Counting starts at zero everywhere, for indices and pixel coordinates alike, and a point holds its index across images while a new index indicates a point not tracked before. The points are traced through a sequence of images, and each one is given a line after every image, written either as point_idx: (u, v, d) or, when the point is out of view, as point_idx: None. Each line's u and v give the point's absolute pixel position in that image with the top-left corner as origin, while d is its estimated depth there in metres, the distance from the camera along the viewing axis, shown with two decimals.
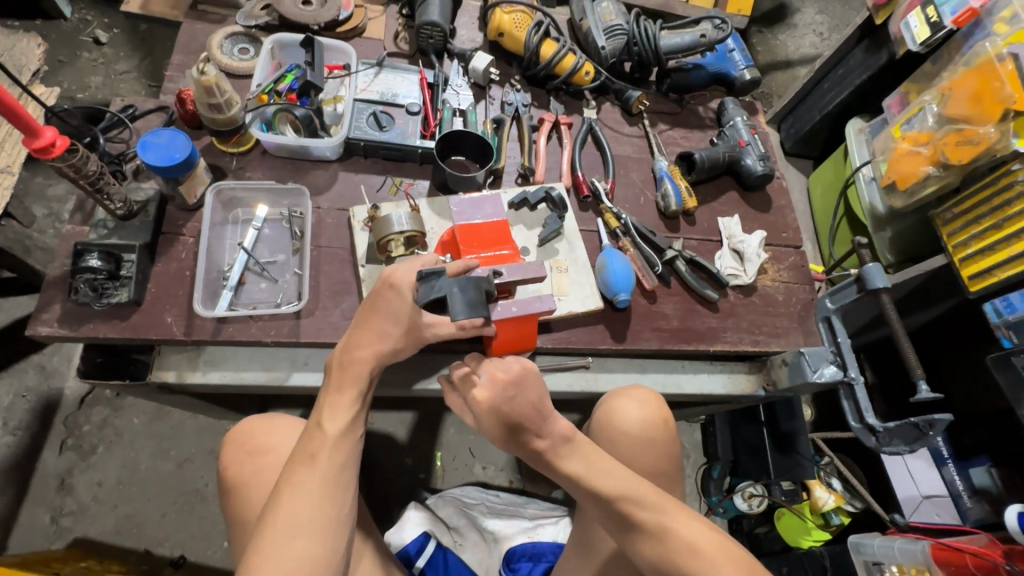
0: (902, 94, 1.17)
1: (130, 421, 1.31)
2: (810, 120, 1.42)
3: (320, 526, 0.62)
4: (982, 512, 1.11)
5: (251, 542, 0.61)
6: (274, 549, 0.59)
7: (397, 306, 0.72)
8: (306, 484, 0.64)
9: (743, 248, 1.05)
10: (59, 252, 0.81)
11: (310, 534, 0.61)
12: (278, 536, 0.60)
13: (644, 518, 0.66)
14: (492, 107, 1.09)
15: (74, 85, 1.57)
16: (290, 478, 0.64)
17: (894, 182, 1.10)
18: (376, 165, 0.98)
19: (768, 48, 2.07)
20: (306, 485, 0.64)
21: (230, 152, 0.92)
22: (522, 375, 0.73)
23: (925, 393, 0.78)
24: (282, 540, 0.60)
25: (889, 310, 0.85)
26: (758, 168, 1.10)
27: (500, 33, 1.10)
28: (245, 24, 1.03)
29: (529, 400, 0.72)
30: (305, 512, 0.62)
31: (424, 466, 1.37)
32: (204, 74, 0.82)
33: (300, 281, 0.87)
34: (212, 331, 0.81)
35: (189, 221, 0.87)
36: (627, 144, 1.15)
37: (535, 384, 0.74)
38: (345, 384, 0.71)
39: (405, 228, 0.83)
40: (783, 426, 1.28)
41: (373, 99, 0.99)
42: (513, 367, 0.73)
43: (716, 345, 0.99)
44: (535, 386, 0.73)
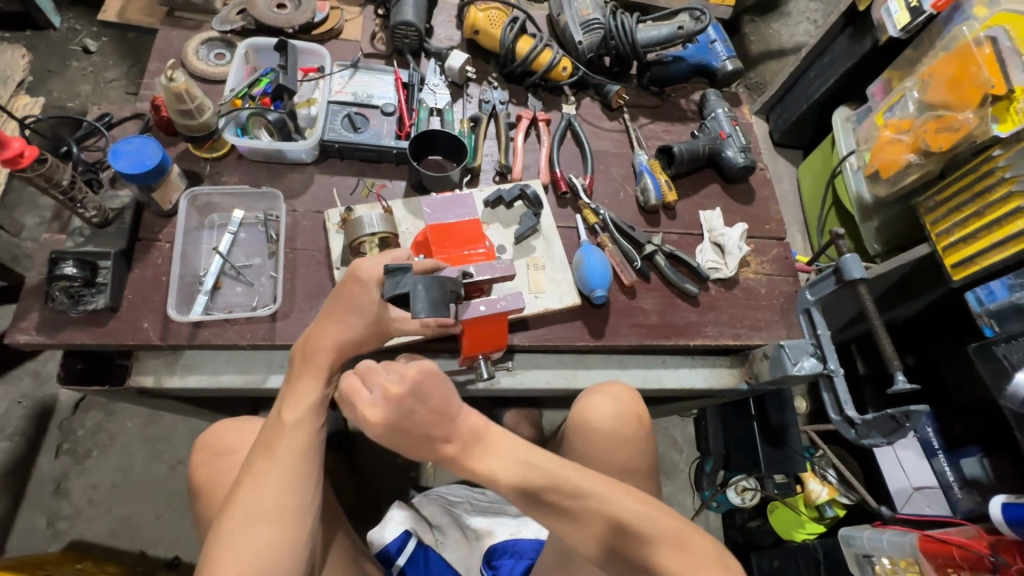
0: (885, 82, 1.16)
1: (123, 425, 1.32)
2: (797, 110, 1.40)
3: (280, 514, 0.63)
4: (972, 503, 1.10)
5: (213, 533, 0.63)
6: (234, 539, 0.61)
7: (361, 298, 0.71)
8: (266, 474, 0.65)
9: (723, 242, 1.05)
10: (36, 261, 0.82)
11: (270, 522, 0.63)
12: (237, 526, 0.62)
13: (577, 508, 0.66)
14: (469, 105, 1.09)
15: (64, 93, 1.59)
16: (251, 469, 0.65)
17: (877, 171, 1.09)
18: (352, 167, 0.98)
19: (760, 38, 2.05)
20: (265, 474, 0.65)
21: (205, 157, 0.93)
22: (427, 377, 0.69)
23: (902, 384, 0.78)
24: (242, 528, 0.62)
25: (866, 301, 0.84)
26: (739, 160, 1.09)
27: (475, 30, 1.09)
28: (220, 29, 1.03)
29: (429, 407, 0.68)
30: (264, 501, 0.63)
31: (415, 464, 1.38)
32: (173, 81, 0.83)
33: (276, 284, 0.88)
34: (188, 335, 0.81)
35: (165, 227, 0.87)
36: (606, 139, 1.14)
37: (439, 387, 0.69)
38: (305, 373, 0.71)
39: (376, 229, 0.84)
40: (772, 419, 1.25)
41: (348, 101, 0.99)
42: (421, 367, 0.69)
43: (697, 340, 0.98)
44: (438, 388, 0.69)
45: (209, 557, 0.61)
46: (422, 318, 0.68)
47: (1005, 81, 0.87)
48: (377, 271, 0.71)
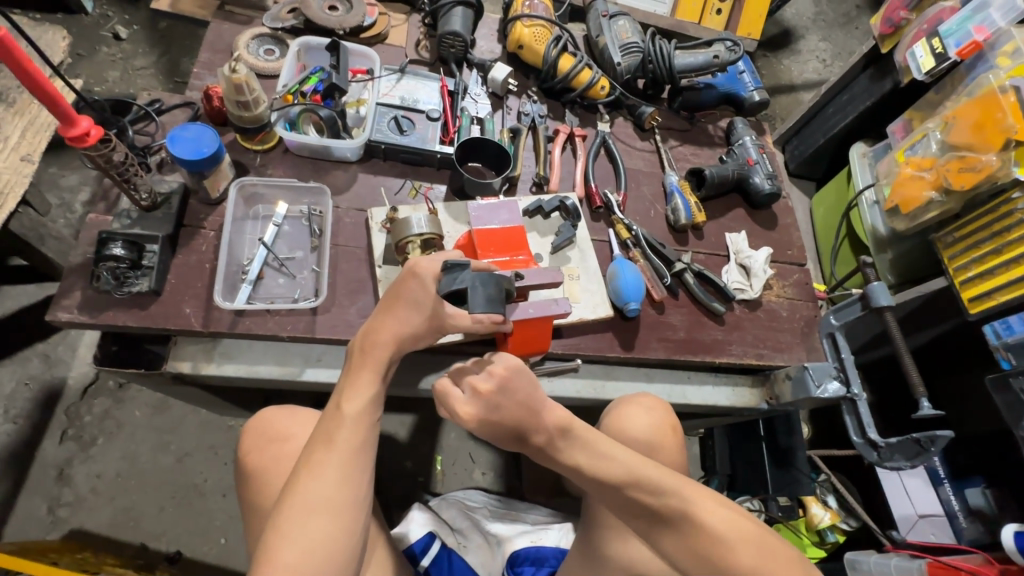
0: (905, 121, 1.21)
1: (132, 414, 1.30)
2: (815, 142, 1.46)
3: (339, 507, 0.63)
4: (976, 532, 1.14)
5: (270, 523, 0.62)
6: (292, 530, 0.61)
7: (420, 294, 0.73)
8: (325, 465, 0.65)
9: (750, 264, 1.08)
10: (81, 240, 0.82)
11: (329, 515, 0.63)
12: (296, 516, 0.62)
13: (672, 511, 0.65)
14: (509, 116, 1.12)
15: (91, 78, 1.59)
16: (309, 459, 0.66)
17: (897, 206, 1.14)
18: (395, 168, 1.00)
19: (773, 71, 2.12)
20: (325, 466, 0.65)
21: (254, 149, 0.94)
22: (510, 374, 0.69)
23: (927, 410, 0.80)
24: (301, 520, 0.61)
25: (893, 328, 0.87)
26: (765, 187, 1.13)
27: (519, 45, 1.13)
28: (271, 26, 1.05)
29: (518, 402, 0.68)
30: (323, 493, 0.63)
31: (425, 469, 1.37)
32: (234, 72, 0.84)
33: (318, 279, 0.88)
34: (229, 324, 0.81)
35: (210, 214, 0.88)
36: (638, 158, 1.17)
37: (526, 381, 0.69)
38: (364, 365, 0.72)
39: (424, 230, 0.84)
40: (781, 441, 1.28)
41: (394, 104, 1.02)
42: (500, 366, 0.69)
43: (722, 358, 1.01)
44: (523, 385, 0.69)
45: (264, 547, 0.61)
46: (478, 315, 0.72)
47: None
48: (435, 267, 0.74)
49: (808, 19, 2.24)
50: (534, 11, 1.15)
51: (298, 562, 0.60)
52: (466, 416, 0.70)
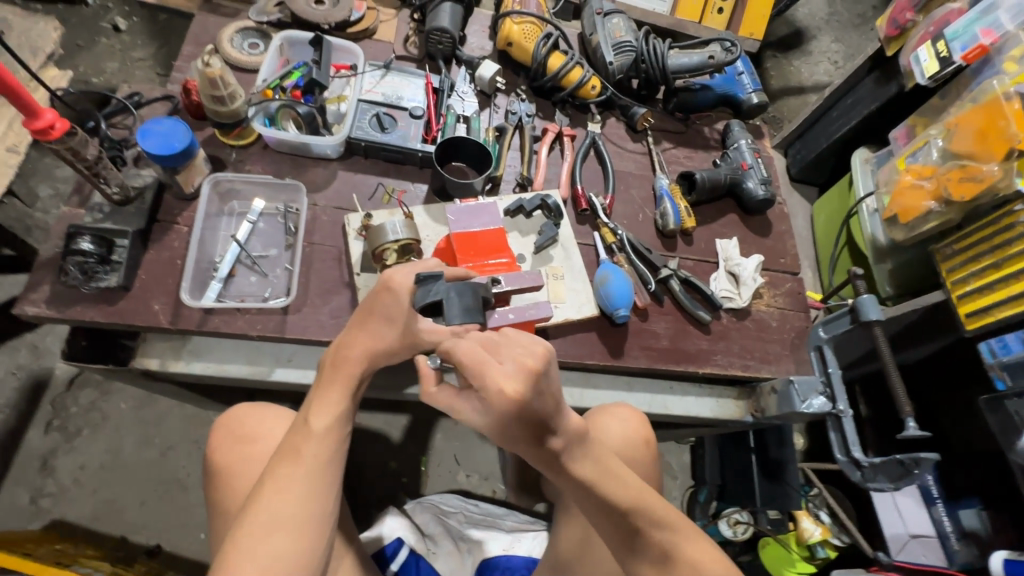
0: (908, 127, 1.16)
1: (117, 406, 1.31)
2: (817, 147, 1.41)
3: (301, 523, 0.64)
4: (970, 556, 1.10)
5: (231, 536, 0.62)
6: (251, 545, 0.61)
7: (393, 309, 0.70)
8: (290, 481, 0.65)
9: (739, 272, 1.05)
10: (53, 234, 0.81)
11: (291, 531, 0.63)
12: (258, 532, 0.62)
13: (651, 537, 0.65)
14: (496, 115, 1.10)
15: (90, 69, 1.59)
16: (275, 473, 0.66)
17: (896, 215, 1.09)
18: (375, 166, 0.98)
19: (781, 73, 2.07)
20: (290, 481, 0.65)
21: (232, 144, 0.92)
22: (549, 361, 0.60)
23: (912, 430, 0.76)
24: (261, 535, 0.62)
25: (881, 343, 0.84)
26: (759, 193, 1.10)
27: (509, 43, 1.10)
28: (256, 19, 1.04)
29: (552, 392, 0.60)
30: (287, 509, 0.64)
31: (408, 470, 1.36)
32: (208, 66, 0.83)
33: (291, 277, 0.87)
34: (198, 322, 0.81)
35: (184, 210, 0.87)
36: (629, 160, 1.15)
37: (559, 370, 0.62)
38: (336, 381, 0.70)
39: (400, 237, 0.83)
40: (771, 453, 1.25)
41: (377, 100, 1.00)
42: (541, 351, 0.60)
43: (706, 368, 0.98)
44: (558, 374, 0.61)
45: (221, 560, 0.61)
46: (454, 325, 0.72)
47: None
48: (409, 281, 0.71)
49: (820, 19, 2.18)
50: (526, 8, 1.12)
51: None
52: (510, 395, 0.57)
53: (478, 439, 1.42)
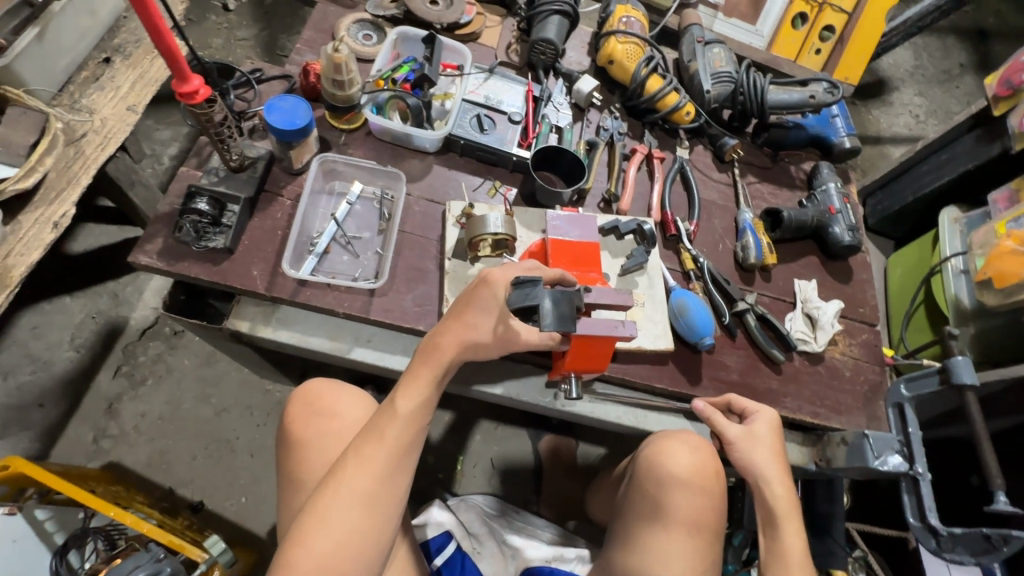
0: (1011, 191, 1.12)
1: (181, 361, 1.36)
2: (901, 200, 1.38)
3: (375, 504, 0.66)
4: None
5: (311, 503, 0.65)
6: (329, 517, 0.64)
7: (490, 302, 0.73)
8: (372, 459, 0.67)
9: (817, 315, 1.02)
10: (171, 191, 0.86)
11: (365, 510, 0.65)
12: (336, 505, 0.64)
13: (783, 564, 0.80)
14: (587, 129, 1.11)
15: (197, 42, 1.69)
16: (358, 448, 0.68)
17: (989, 279, 1.05)
18: (469, 164, 1.00)
19: (861, 120, 2.03)
20: (372, 460, 0.67)
21: (340, 127, 0.97)
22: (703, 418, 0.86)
23: (1002, 504, 0.73)
24: (339, 508, 0.64)
25: (973, 410, 0.80)
26: (846, 239, 1.08)
27: (610, 61, 1.12)
28: (373, 12, 1.09)
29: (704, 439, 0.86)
30: (364, 487, 0.65)
31: (445, 467, 1.37)
32: (337, 52, 0.87)
33: (381, 261, 0.90)
34: (291, 291, 0.84)
35: (290, 183, 0.91)
36: (713, 190, 1.14)
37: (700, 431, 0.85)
38: (424, 366, 0.71)
39: (499, 231, 0.85)
40: (820, 506, 1.19)
41: (479, 101, 1.03)
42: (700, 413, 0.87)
43: (774, 409, 0.96)
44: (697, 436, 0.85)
45: (299, 526, 0.64)
46: (548, 330, 0.76)
47: None
48: (507, 278, 0.75)
49: (905, 71, 2.13)
50: (630, 28, 1.14)
51: (330, 549, 0.63)
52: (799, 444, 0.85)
53: (516, 446, 1.42)
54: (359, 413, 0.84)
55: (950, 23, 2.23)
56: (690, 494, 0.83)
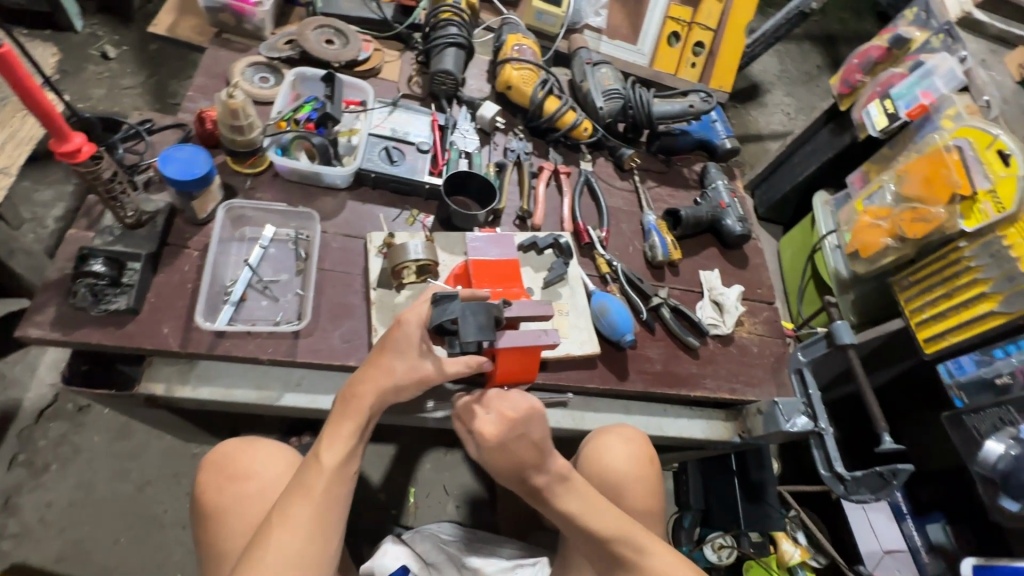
0: (863, 173, 1.30)
1: (90, 438, 1.24)
2: (781, 190, 1.56)
3: (305, 565, 0.65)
4: (938, 568, 1.18)
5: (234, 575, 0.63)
6: None
7: (405, 343, 0.74)
8: (300, 518, 0.66)
9: (722, 300, 1.13)
10: (59, 255, 0.81)
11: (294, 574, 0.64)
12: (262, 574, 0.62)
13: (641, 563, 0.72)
14: (495, 152, 1.16)
15: (75, 94, 1.58)
16: (284, 510, 0.67)
17: (857, 250, 1.21)
18: (383, 196, 1.02)
19: (743, 121, 2.27)
20: (297, 520, 0.66)
21: (244, 172, 0.95)
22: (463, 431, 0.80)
23: (888, 444, 0.84)
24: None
25: (856, 365, 0.92)
26: (737, 229, 1.19)
27: (508, 86, 1.19)
28: (268, 55, 1.09)
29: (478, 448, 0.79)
30: (291, 548, 0.64)
31: (397, 502, 1.35)
32: (231, 98, 0.85)
33: (302, 302, 0.89)
34: (209, 345, 0.81)
35: (196, 235, 0.88)
36: (618, 197, 1.23)
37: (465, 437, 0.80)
38: (346, 416, 0.72)
39: (420, 257, 0.87)
40: (752, 475, 1.33)
41: (386, 134, 1.05)
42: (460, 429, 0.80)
43: (697, 391, 1.03)
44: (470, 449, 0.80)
45: None
46: (469, 343, 0.73)
47: (970, 184, 0.98)
48: (421, 315, 0.75)
49: (773, 75, 2.41)
50: (523, 55, 1.21)
51: None
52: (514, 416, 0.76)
53: (468, 468, 1.42)
54: (273, 471, 0.81)
55: (804, 31, 2.55)
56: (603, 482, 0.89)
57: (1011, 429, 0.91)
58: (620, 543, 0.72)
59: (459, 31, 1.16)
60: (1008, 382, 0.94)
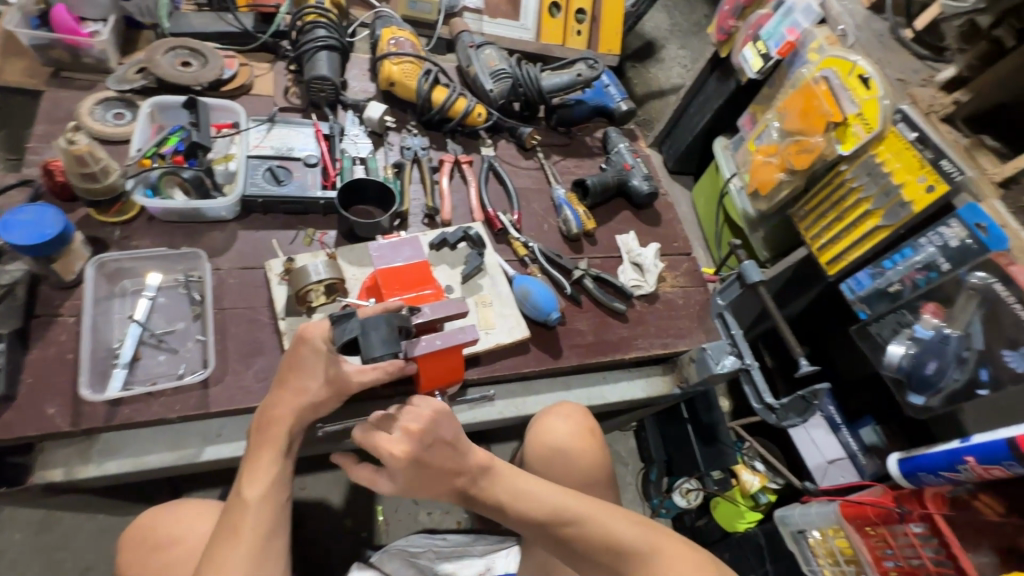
0: (751, 115, 1.35)
1: (9, 537, 1.13)
2: (683, 141, 1.60)
3: None
4: (875, 466, 1.25)
5: None
6: None
7: (312, 361, 0.71)
8: (232, 560, 0.64)
9: (642, 261, 1.15)
10: None
11: None
12: None
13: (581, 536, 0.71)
14: (392, 152, 1.12)
15: None
16: (213, 557, 0.64)
17: (757, 189, 1.26)
18: (278, 220, 0.97)
19: (643, 80, 2.32)
20: (229, 563, 0.63)
21: (112, 222, 0.88)
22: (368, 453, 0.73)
23: (806, 367, 0.88)
24: None
25: (767, 299, 0.97)
26: (644, 188, 1.22)
27: (391, 83, 1.14)
28: (117, 88, 0.99)
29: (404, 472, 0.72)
30: None
31: (366, 524, 1.32)
32: (73, 144, 0.77)
33: (205, 348, 0.83)
34: (105, 416, 0.74)
35: (68, 300, 0.81)
36: (525, 177, 1.22)
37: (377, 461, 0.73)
38: (263, 446, 0.70)
39: (323, 276, 0.83)
40: (703, 419, 1.37)
41: (267, 154, 0.99)
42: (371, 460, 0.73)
43: (631, 353, 1.05)
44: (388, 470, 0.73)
45: None
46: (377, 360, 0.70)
47: (840, 111, 1.04)
48: (323, 330, 0.72)
49: (666, 30, 2.45)
50: (401, 48, 1.17)
51: None
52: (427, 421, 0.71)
53: None
54: (205, 528, 0.77)
55: None
56: (553, 464, 0.92)
57: (908, 331, 0.99)
58: (558, 523, 0.72)
59: (329, 33, 1.09)
60: (899, 288, 1.01)
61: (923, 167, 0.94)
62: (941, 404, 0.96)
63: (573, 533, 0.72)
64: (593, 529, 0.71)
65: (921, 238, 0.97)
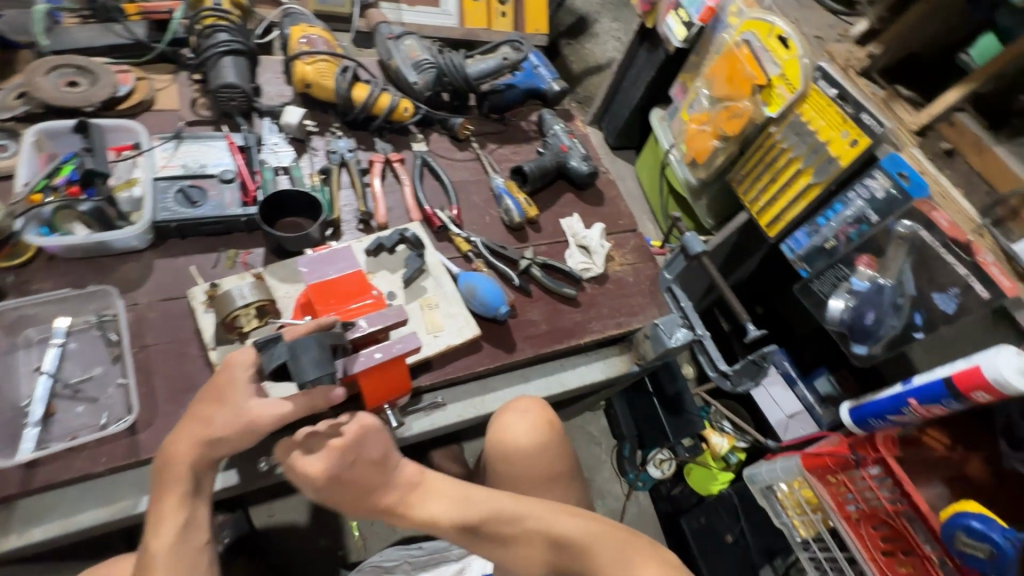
0: (682, 84, 1.34)
1: None
2: (621, 116, 1.59)
3: None
4: (832, 415, 1.30)
5: None
6: None
7: (224, 388, 0.69)
8: None
9: (587, 243, 1.14)
10: None
11: None
12: None
13: (514, 532, 0.71)
14: (317, 158, 1.06)
15: None
16: None
17: (694, 158, 1.25)
18: (199, 243, 0.91)
19: (579, 56, 2.28)
20: None
21: (5, 267, 0.80)
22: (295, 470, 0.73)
23: (753, 332, 0.89)
24: None
25: (709, 268, 0.98)
26: (584, 168, 1.20)
27: (306, 84, 1.08)
28: None
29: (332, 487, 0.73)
30: None
31: (341, 541, 1.28)
32: None
33: (129, 392, 0.77)
34: (21, 480, 0.68)
35: None
36: (462, 169, 1.18)
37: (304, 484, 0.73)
38: (164, 491, 0.66)
39: (249, 299, 0.78)
40: (668, 390, 1.40)
41: (177, 174, 0.92)
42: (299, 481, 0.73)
43: (586, 338, 1.04)
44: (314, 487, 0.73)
45: None
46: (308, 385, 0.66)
47: (763, 73, 1.04)
48: (249, 356, 0.71)
49: None
50: (314, 46, 1.10)
51: None
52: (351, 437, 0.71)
53: None
54: None
55: None
56: (520, 461, 0.92)
57: (846, 285, 1.02)
58: (494, 522, 0.71)
59: (231, 36, 1.02)
60: (834, 244, 1.03)
61: (846, 122, 0.96)
62: (884, 351, 1.00)
63: (511, 531, 0.71)
64: (538, 525, 0.71)
65: (849, 192, 0.99)
